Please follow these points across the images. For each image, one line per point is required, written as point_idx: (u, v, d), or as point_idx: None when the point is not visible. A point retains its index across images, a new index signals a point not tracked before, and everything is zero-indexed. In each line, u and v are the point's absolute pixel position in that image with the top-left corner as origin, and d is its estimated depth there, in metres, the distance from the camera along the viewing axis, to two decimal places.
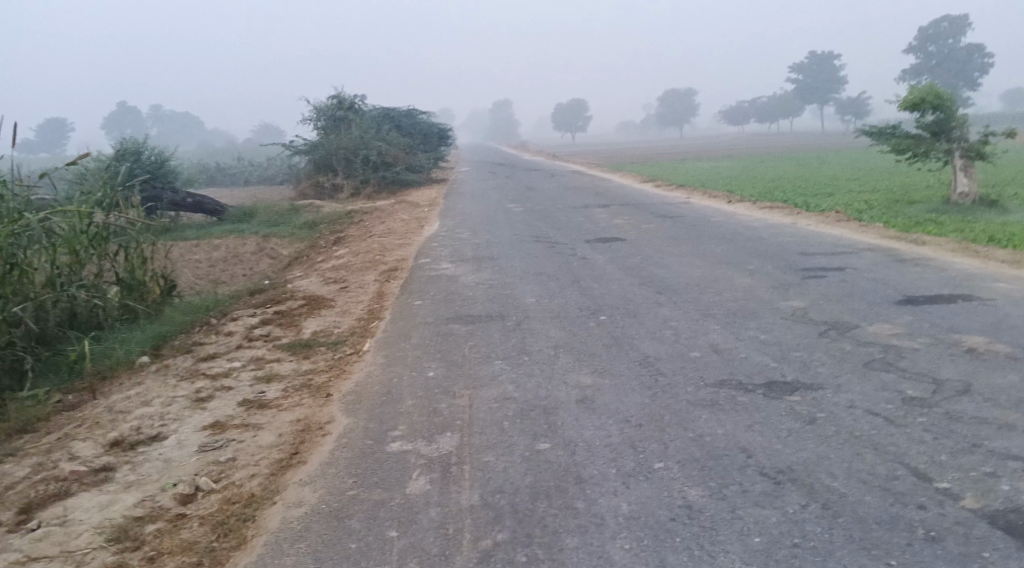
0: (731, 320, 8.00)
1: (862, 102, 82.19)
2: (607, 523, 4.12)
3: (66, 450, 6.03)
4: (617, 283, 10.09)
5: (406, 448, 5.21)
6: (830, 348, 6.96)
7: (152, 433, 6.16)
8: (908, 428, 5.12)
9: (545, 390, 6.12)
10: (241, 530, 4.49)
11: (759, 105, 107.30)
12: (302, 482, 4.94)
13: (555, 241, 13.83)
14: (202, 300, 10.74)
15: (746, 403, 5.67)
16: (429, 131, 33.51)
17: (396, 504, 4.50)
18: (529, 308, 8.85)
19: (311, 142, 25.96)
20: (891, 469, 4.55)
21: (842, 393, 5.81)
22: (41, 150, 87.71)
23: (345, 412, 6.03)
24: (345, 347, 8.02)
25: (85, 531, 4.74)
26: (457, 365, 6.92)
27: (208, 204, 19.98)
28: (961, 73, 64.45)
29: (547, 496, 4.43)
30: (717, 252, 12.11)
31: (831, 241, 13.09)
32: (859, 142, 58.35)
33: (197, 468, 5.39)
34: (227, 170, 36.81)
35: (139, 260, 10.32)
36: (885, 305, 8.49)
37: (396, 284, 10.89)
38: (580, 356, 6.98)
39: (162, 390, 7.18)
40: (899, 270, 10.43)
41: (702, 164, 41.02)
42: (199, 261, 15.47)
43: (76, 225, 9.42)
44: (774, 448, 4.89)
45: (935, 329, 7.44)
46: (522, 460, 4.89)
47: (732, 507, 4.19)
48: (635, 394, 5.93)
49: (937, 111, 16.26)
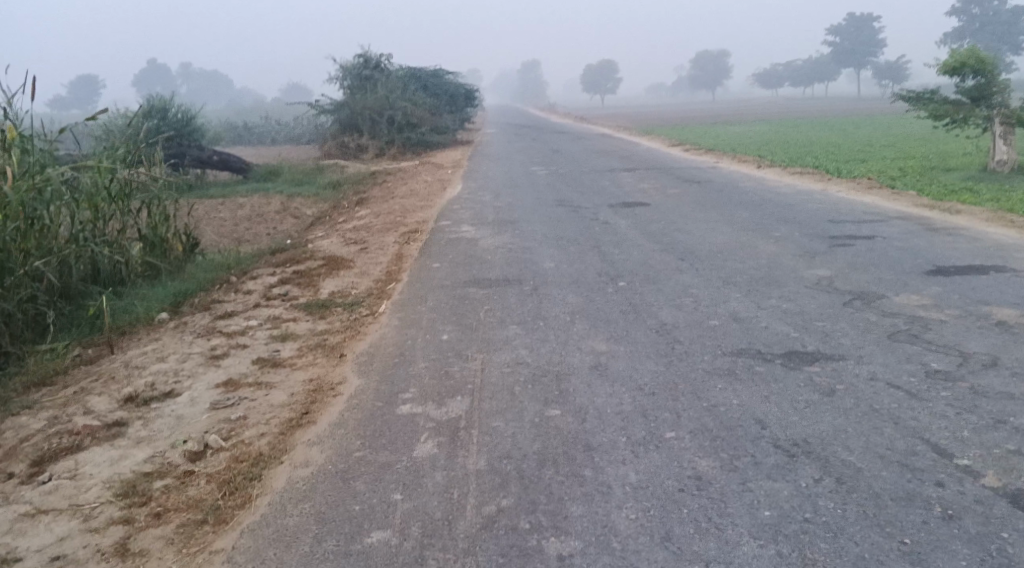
0: (754, 288, 7.86)
1: (900, 66, 80.55)
2: (613, 492, 4.05)
3: (81, 405, 6.04)
4: (638, 249, 9.96)
5: (416, 411, 5.15)
6: (852, 318, 6.81)
7: (165, 389, 6.15)
8: (930, 402, 4.99)
9: (560, 356, 6.04)
10: (247, 489, 4.45)
11: (794, 69, 105.62)
12: (311, 442, 4.89)
13: (579, 205, 13.69)
14: (224, 259, 10.73)
15: (763, 373, 5.56)
16: (456, 91, 33.28)
17: (402, 467, 4.45)
18: (548, 273, 8.75)
19: (337, 101, 25.85)
20: (910, 445, 4.43)
21: (863, 365, 5.68)
22: (74, 107, 88.29)
23: (358, 373, 5.99)
24: (362, 308, 7.98)
25: (93, 486, 4.73)
26: (472, 328, 6.85)
27: (234, 161, 19.97)
28: (1004, 37, 62.87)
29: (555, 463, 4.36)
30: (743, 219, 11.92)
31: (862, 208, 12.84)
32: (896, 108, 57.25)
33: (207, 426, 5.37)
34: (255, 129, 36.83)
35: (162, 217, 10.31)
36: (913, 275, 8.30)
37: (417, 246, 10.83)
38: (597, 322, 6.88)
39: (178, 346, 7.18)
40: (929, 240, 10.22)
41: (734, 127, 40.44)
42: (223, 219, 15.49)
43: (100, 181, 9.41)
44: (790, 420, 4.78)
45: (965, 300, 7.26)
46: (531, 426, 4.82)
47: (743, 480, 4.10)
48: (650, 362, 5.84)
49: (977, 75, 15.78)
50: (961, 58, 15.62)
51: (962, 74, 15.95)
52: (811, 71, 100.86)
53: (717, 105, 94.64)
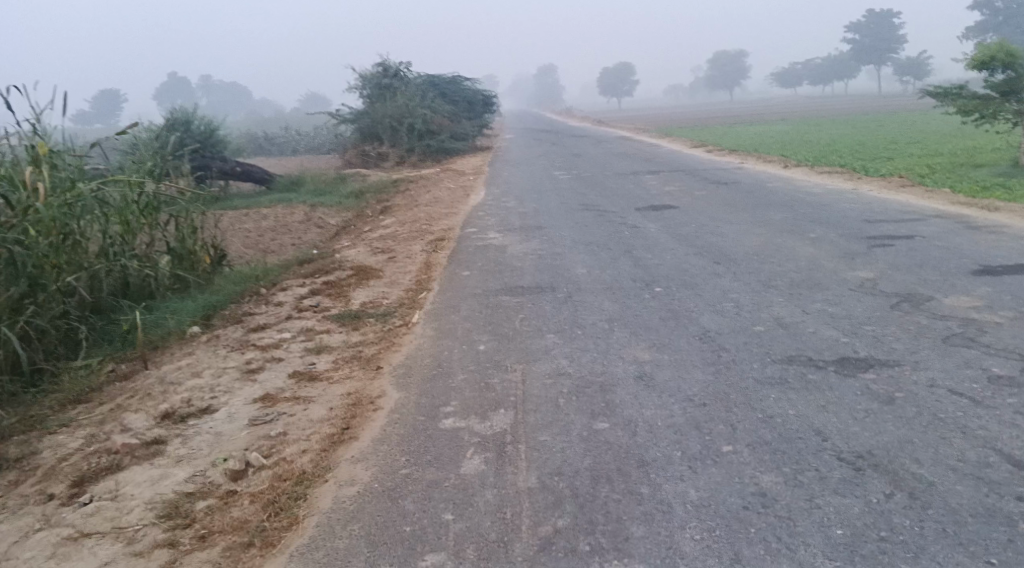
0: (796, 292, 7.64)
1: (921, 63, 79.73)
2: (674, 510, 3.88)
3: (117, 422, 5.92)
4: (672, 253, 9.76)
5: (459, 425, 4.99)
6: (903, 321, 6.58)
7: (202, 405, 6.03)
8: (997, 410, 4.77)
9: (602, 366, 5.86)
10: (292, 510, 4.31)
11: (814, 68, 104.95)
12: (354, 459, 4.75)
13: (606, 209, 13.50)
14: (251, 270, 10.63)
15: (816, 381, 5.36)
16: (475, 98, 33.14)
17: (451, 485, 4.29)
18: (582, 279, 8.57)
19: (357, 110, 25.78)
20: (982, 456, 4.23)
21: (920, 371, 5.46)
22: (96, 122, 88.98)
23: (397, 386, 5.84)
24: (395, 318, 7.83)
25: (135, 507, 4.61)
26: (509, 338, 6.68)
27: (257, 172, 19.93)
28: None
29: (609, 480, 4.19)
30: (776, 220, 11.69)
31: (896, 207, 12.56)
32: (921, 104, 56.55)
33: (248, 443, 5.24)
34: (275, 140, 36.85)
35: (189, 229, 10.21)
36: (959, 275, 8.05)
37: (445, 254, 10.68)
38: (638, 330, 6.69)
39: (212, 361, 7.06)
40: (970, 238, 9.95)
41: (755, 128, 40.07)
42: (248, 230, 15.40)
43: (128, 195, 9.34)
44: (851, 431, 4.58)
45: (1018, 301, 7.02)
46: (580, 440, 4.65)
47: (810, 495, 3.92)
48: (697, 371, 5.64)
49: (1006, 69, 15.41)
50: (990, 52, 15.37)
51: (990, 69, 15.66)
52: (830, 69, 100.03)
53: (736, 105, 94.14)
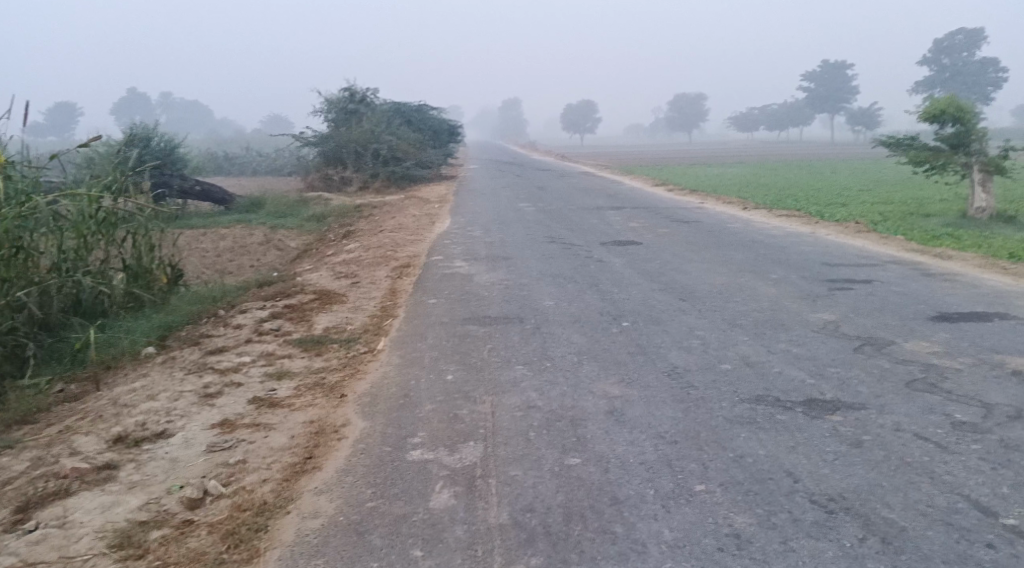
0: (761, 331, 7.69)
1: (873, 113, 81.87)
2: (649, 550, 3.85)
3: (67, 445, 5.72)
4: (638, 288, 9.79)
5: (428, 458, 4.90)
6: (867, 364, 6.64)
7: (157, 429, 5.85)
8: (963, 456, 4.81)
9: (572, 400, 5.81)
10: (252, 542, 4.16)
11: (770, 114, 107.15)
12: (318, 490, 4.62)
13: (571, 243, 13.54)
14: (209, 291, 10.42)
15: (785, 421, 5.36)
16: (440, 127, 33.16)
17: (420, 520, 4.19)
18: (549, 311, 8.54)
19: (321, 134, 25.62)
20: (951, 502, 4.25)
21: (886, 415, 5.49)
22: (49, 135, 87.42)
23: (362, 415, 5.73)
24: (359, 345, 7.71)
25: (85, 535, 4.42)
26: (477, 369, 6.60)
27: (216, 192, 19.67)
28: (976, 87, 64.16)
29: (582, 517, 4.14)
30: (738, 260, 11.80)
31: (855, 252, 12.76)
32: (873, 153, 57.86)
33: (205, 471, 5.08)
34: (235, 160, 36.47)
35: (147, 247, 9.98)
36: (918, 320, 8.18)
37: (410, 282, 10.59)
38: (605, 364, 6.67)
39: (167, 383, 6.87)
40: (927, 285, 10.12)
41: (713, 169, 40.72)
42: (206, 250, 15.16)
43: (85, 209, 9.11)
44: (821, 473, 4.58)
45: (976, 348, 7.13)
46: (552, 476, 4.59)
47: (784, 538, 3.93)
48: (667, 408, 5.62)
49: (955, 122, 15.86)
50: (939, 106, 15.75)
51: (941, 122, 16.03)
52: (785, 114, 102.00)
53: (693, 146, 95.65)
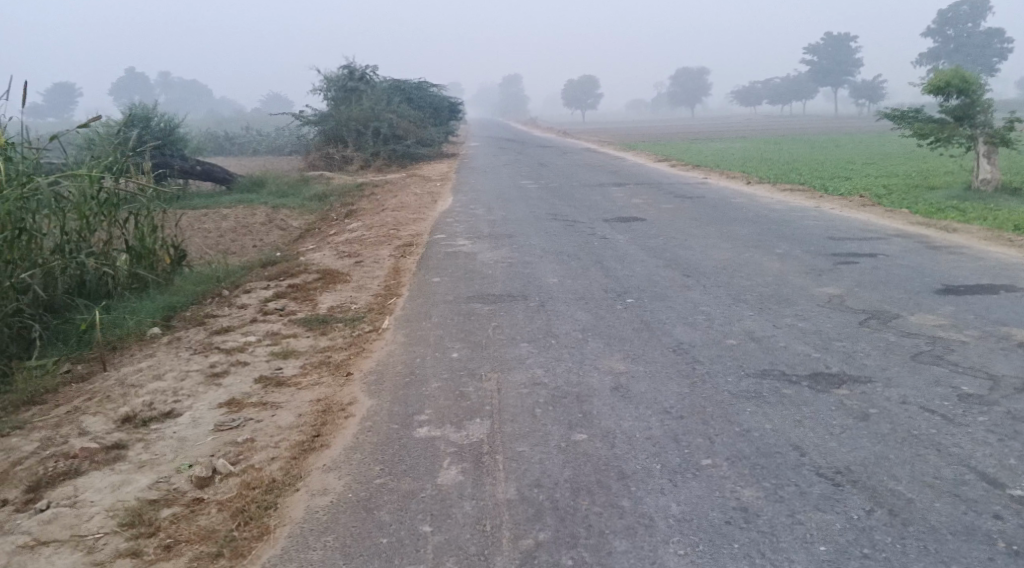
0: (766, 306, 7.68)
1: (877, 86, 81.37)
2: (657, 524, 3.87)
3: (75, 425, 5.74)
4: (642, 264, 9.78)
5: (434, 435, 4.91)
6: (872, 338, 6.63)
7: (165, 409, 5.87)
8: (970, 428, 4.81)
9: (578, 376, 5.81)
10: (262, 519, 4.18)
11: (773, 88, 106.56)
12: (326, 467, 4.64)
13: (574, 219, 13.51)
14: (213, 271, 10.43)
15: (791, 396, 5.36)
16: (441, 104, 33.02)
17: (428, 496, 4.21)
18: (553, 288, 8.54)
19: (322, 112, 25.52)
20: (958, 474, 4.26)
21: (892, 388, 5.49)
22: (49, 117, 87.29)
23: (369, 393, 5.74)
24: (364, 323, 7.72)
25: (96, 514, 4.44)
26: (482, 346, 6.61)
27: (218, 172, 19.63)
28: (980, 58, 63.72)
29: (589, 492, 4.15)
30: (742, 235, 11.76)
31: (859, 225, 12.71)
32: (877, 126, 57.54)
33: (214, 450, 5.10)
34: (236, 140, 36.37)
35: (150, 228, 9.97)
36: (924, 294, 8.16)
37: (414, 260, 10.57)
38: (610, 340, 6.66)
39: (174, 364, 6.88)
40: (932, 258, 10.09)
41: (716, 143, 40.59)
42: (209, 231, 15.15)
43: (87, 191, 9.10)
44: (828, 446, 4.58)
45: (982, 320, 7.12)
46: (559, 451, 4.60)
47: (791, 511, 3.94)
48: (672, 383, 5.62)
49: (960, 95, 15.72)
50: (945, 78, 15.60)
51: (945, 94, 15.93)
52: (788, 88, 101.42)
53: (695, 122, 95.21)
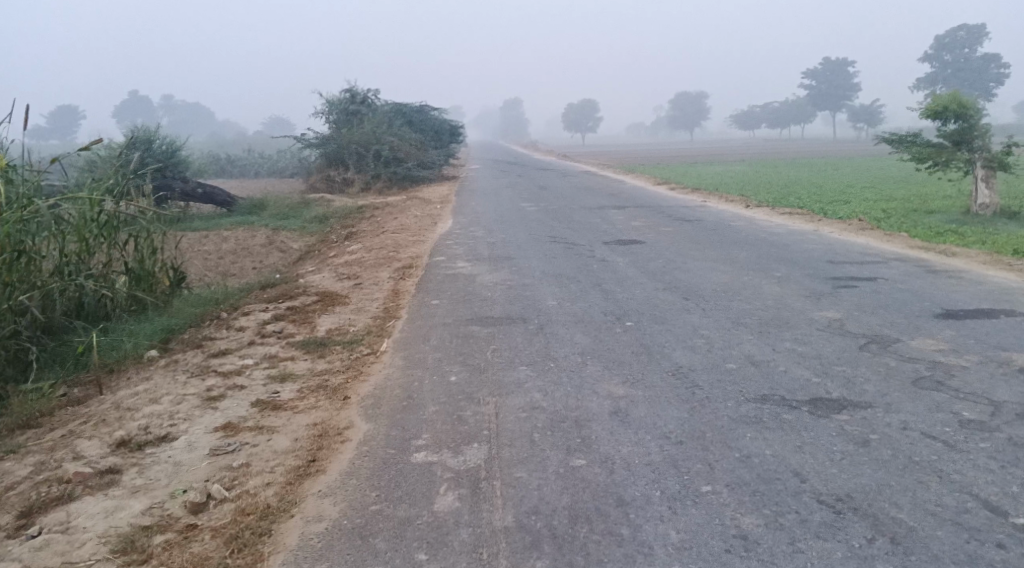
0: (765, 330, 7.65)
1: (875, 110, 81.69)
2: (655, 553, 3.83)
3: (70, 449, 5.69)
4: (641, 288, 9.76)
5: (432, 459, 4.87)
6: (872, 363, 6.60)
7: (161, 433, 5.83)
8: (971, 454, 4.77)
9: (577, 400, 5.77)
10: (256, 546, 4.13)
11: (772, 112, 107.04)
12: (322, 493, 4.59)
13: (573, 242, 13.49)
14: (212, 293, 10.40)
15: (792, 421, 5.31)
16: (442, 128, 33.12)
17: (424, 523, 4.16)
18: (552, 311, 8.51)
19: (323, 135, 25.59)
20: (960, 501, 4.22)
21: (893, 413, 5.45)
22: (52, 139, 87.61)
23: (366, 417, 5.70)
24: (362, 347, 7.68)
25: (88, 541, 4.39)
26: (481, 370, 6.58)
27: (218, 194, 19.66)
28: (977, 83, 64.06)
29: (588, 519, 4.11)
30: (741, 259, 11.74)
31: (858, 249, 12.71)
32: (876, 150, 57.65)
33: (209, 475, 5.05)
34: (237, 162, 36.46)
35: (149, 250, 9.96)
36: (924, 318, 8.13)
37: (413, 283, 10.55)
38: (610, 364, 6.63)
39: (170, 387, 6.85)
40: (931, 282, 10.07)
41: (715, 167, 40.69)
42: (208, 253, 15.15)
43: (86, 213, 9.10)
44: (829, 472, 4.54)
45: (982, 345, 7.08)
46: (557, 477, 4.56)
47: (792, 539, 3.90)
48: (672, 408, 5.58)
49: (958, 119, 15.78)
50: (943, 102, 15.66)
51: (943, 118, 15.96)
52: (787, 112, 101.80)
53: (694, 145, 95.59)
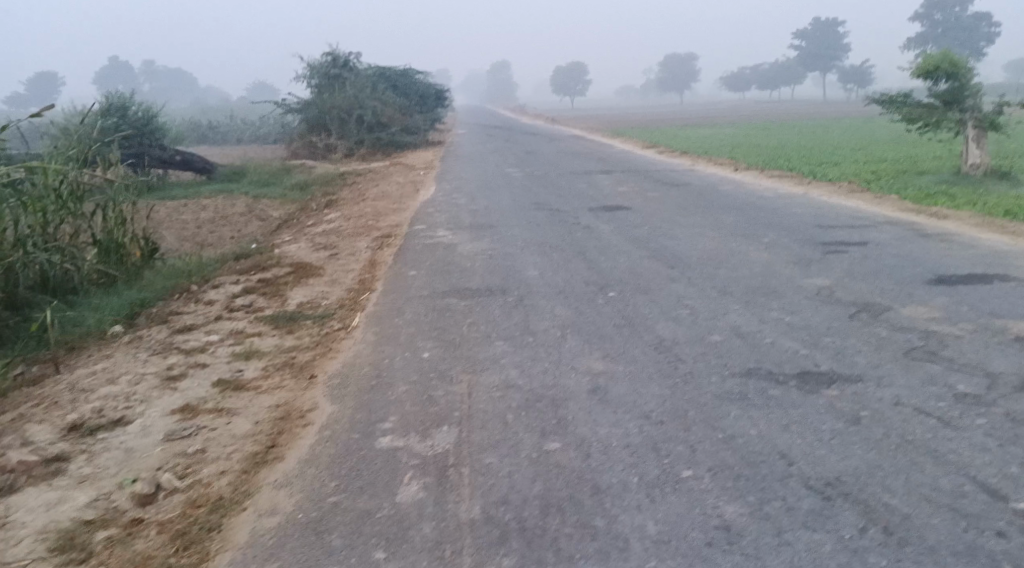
0: (752, 299, 7.36)
1: (866, 71, 80.96)
2: (631, 547, 3.58)
3: (19, 434, 5.38)
4: (626, 256, 9.45)
5: (397, 445, 4.58)
6: (863, 333, 6.31)
7: (115, 416, 5.52)
8: (968, 432, 4.50)
9: (553, 377, 5.49)
10: (203, 544, 3.86)
11: (762, 73, 106.24)
12: (277, 484, 4.30)
13: (557, 209, 13.15)
14: (185, 264, 10.00)
15: (779, 398, 5.03)
16: (427, 91, 32.47)
17: (384, 516, 3.90)
18: (533, 282, 8.21)
19: (304, 100, 25.01)
20: (958, 485, 3.96)
21: (885, 387, 5.18)
22: (36, 107, 86.26)
23: (331, 398, 5.40)
24: (334, 322, 7.36)
25: (25, 538, 4.10)
26: (455, 345, 6.27)
27: (197, 161, 19.13)
28: (968, 41, 63.54)
29: (559, 510, 3.85)
30: (728, 224, 11.44)
31: (848, 212, 12.41)
32: (866, 110, 56.99)
33: (161, 462, 4.76)
34: (219, 129, 35.81)
35: (117, 220, 9.51)
36: (917, 284, 7.85)
37: (390, 253, 10.20)
38: (590, 338, 6.33)
39: (130, 366, 6.51)
40: (923, 246, 9.78)
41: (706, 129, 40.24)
42: (186, 222, 14.72)
43: (48, 182, 8.64)
44: (818, 455, 4.27)
45: (976, 312, 6.83)
46: (529, 463, 4.28)
47: (778, 530, 3.65)
48: (653, 385, 5.30)
49: (950, 78, 15.39)
50: (934, 61, 15.25)
51: (933, 78, 15.56)
52: (777, 72, 100.91)
53: (682, 109, 94.79)
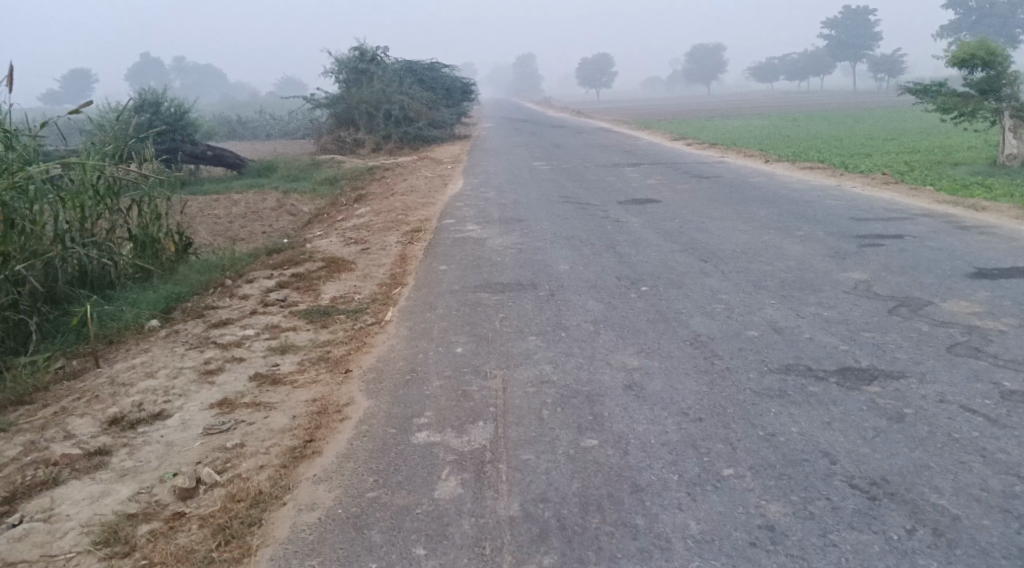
0: (788, 293, 7.27)
1: (898, 61, 79.86)
2: (674, 547, 3.54)
3: (60, 428, 5.43)
4: (658, 250, 9.37)
5: (434, 441, 4.56)
6: (903, 329, 6.21)
7: (154, 410, 5.56)
8: (1015, 430, 4.42)
9: (589, 373, 5.45)
10: (245, 538, 3.87)
11: (792, 64, 105.15)
12: (316, 479, 4.30)
13: (587, 202, 13.08)
14: (218, 259, 10.06)
15: (819, 394, 4.96)
16: (454, 85, 32.43)
17: (424, 513, 3.89)
18: (565, 276, 8.16)
19: (332, 95, 25.07)
20: (1007, 485, 3.88)
21: (928, 384, 5.09)
22: (69, 104, 87.32)
23: (367, 393, 5.40)
24: (367, 316, 7.36)
25: (69, 531, 4.13)
26: (489, 340, 6.25)
27: (227, 156, 19.23)
28: (1003, 29, 62.44)
29: (600, 508, 3.82)
30: (760, 217, 11.32)
31: (883, 205, 12.23)
32: (899, 100, 56.22)
33: (200, 456, 4.79)
34: (248, 124, 36.00)
35: (152, 215, 9.57)
36: (956, 278, 7.72)
37: (421, 248, 10.19)
38: (624, 334, 6.28)
39: (168, 360, 6.55)
40: (962, 239, 9.61)
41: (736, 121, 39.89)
42: (217, 217, 14.81)
43: (84, 178, 8.71)
44: (861, 453, 4.20)
45: (1019, 306, 6.70)
46: (567, 460, 4.25)
47: (823, 530, 3.60)
48: (690, 381, 5.25)
49: (986, 68, 15.12)
50: (970, 50, 15.00)
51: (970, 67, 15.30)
52: (807, 63, 99.84)
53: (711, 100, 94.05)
